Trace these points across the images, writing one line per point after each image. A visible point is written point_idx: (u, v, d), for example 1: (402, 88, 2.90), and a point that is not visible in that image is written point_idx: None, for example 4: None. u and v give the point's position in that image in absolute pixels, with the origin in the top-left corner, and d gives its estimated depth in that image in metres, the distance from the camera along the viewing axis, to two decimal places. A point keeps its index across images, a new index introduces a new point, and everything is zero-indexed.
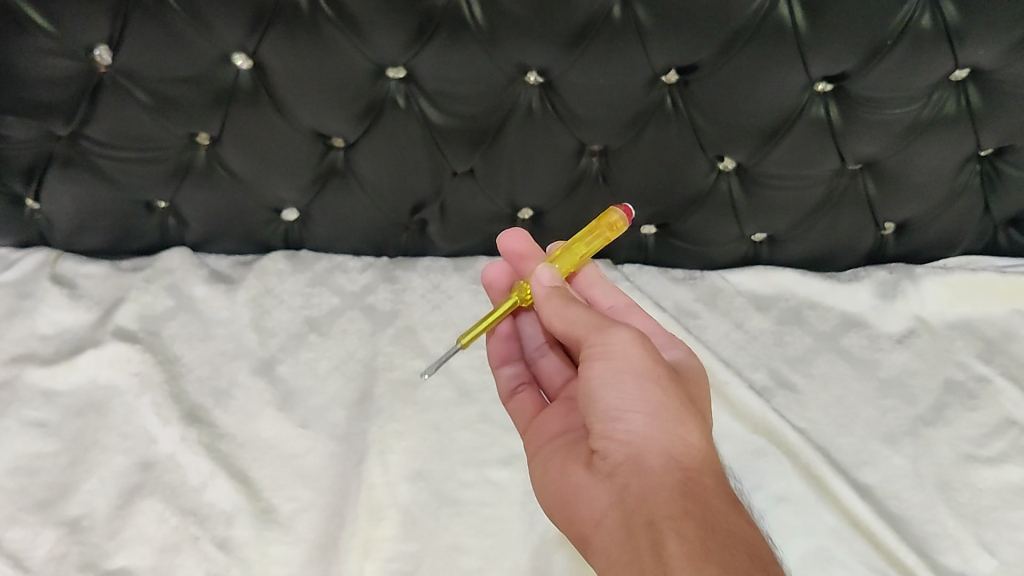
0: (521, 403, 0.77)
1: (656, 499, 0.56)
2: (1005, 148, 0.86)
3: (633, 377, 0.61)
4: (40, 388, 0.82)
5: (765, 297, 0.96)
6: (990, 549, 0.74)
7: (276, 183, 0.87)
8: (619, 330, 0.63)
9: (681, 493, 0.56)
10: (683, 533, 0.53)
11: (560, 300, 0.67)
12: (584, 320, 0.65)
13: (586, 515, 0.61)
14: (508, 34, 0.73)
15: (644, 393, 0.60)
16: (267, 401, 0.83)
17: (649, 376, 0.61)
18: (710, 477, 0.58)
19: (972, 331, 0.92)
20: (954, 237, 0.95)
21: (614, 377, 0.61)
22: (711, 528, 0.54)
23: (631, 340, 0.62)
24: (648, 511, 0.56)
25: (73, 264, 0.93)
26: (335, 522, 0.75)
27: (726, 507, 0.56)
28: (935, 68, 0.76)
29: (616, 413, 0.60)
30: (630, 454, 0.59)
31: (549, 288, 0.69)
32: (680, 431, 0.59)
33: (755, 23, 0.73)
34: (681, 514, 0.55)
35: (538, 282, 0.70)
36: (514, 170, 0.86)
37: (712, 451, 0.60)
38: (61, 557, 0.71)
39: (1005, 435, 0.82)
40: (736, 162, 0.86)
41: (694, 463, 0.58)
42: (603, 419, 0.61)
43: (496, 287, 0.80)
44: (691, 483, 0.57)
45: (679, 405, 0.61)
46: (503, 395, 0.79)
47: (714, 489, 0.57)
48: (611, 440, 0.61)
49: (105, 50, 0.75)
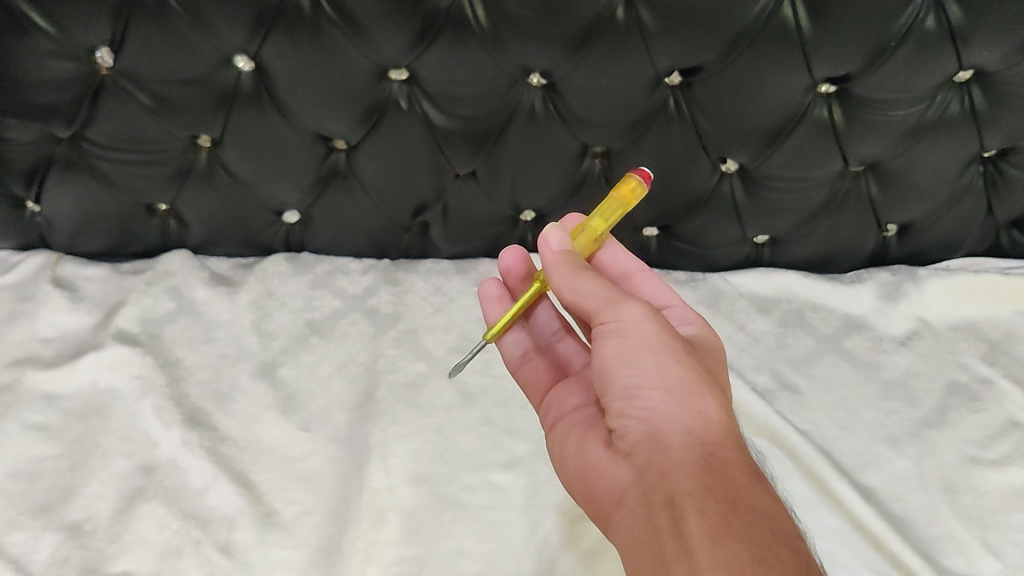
0: (535, 370, 0.76)
1: (675, 475, 0.55)
2: (1009, 150, 0.85)
3: (649, 354, 0.60)
4: (41, 391, 0.82)
5: (767, 299, 0.96)
6: (994, 551, 0.74)
7: (277, 185, 0.87)
8: (632, 305, 0.62)
9: (701, 468, 0.55)
10: (704, 509, 0.52)
11: (571, 268, 0.66)
12: (597, 293, 0.64)
13: (606, 492, 0.61)
14: (511, 36, 0.73)
15: (660, 368, 0.60)
16: (269, 404, 0.83)
17: (665, 352, 0.60)
18: (730, 450, 0.57)
19: (975, 332, 0.92)
20: (957, 239, 0.95)
21: (631, 353, 0.61)
22: (732, 502, 0.52)
23: (646, 315, 0.62)
24: (667, 488, 0.55)
25: (74, 267, 0.92)
26: (337, 526, 0.74)
27: (747, 479, 0.54)
28: (939, 68, 0.76)
29: (633, 391, 0.60)
30: (648, 431, 0.59)
31: (559, 253, 0.68)
32: (698, 405, 0.59)
33: (758, 24, 0.72)
34: (703, 490, 0.53)
35: (548, 248, 0.68)
36: (517, 172, 0.86)
37: (730, 424, 0.59)
38: (63, 561, 0.70)
39: (1009, 437, 0.82)
40: (738, 164, 0.86)
41: (712, 436, 0.57)
42: (621, 397, 0.61)
43: (513, 274, 0.78)
44: (711, 457, 0.55)
45: (696, 378, 0.60)
46: (509, 364, 0.77)
47: (735, 461, 0.56)
48: (629, 417, 0.60)
49: (106, 52, 0.75)
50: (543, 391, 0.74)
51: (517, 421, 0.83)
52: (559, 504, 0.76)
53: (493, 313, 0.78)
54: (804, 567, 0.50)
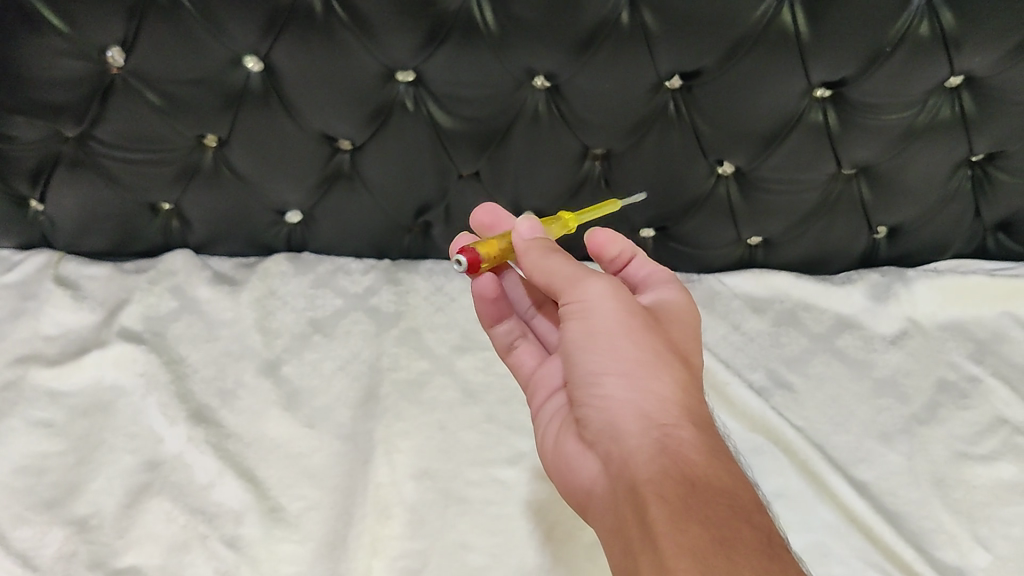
0: (485, 286, 0.72)
1: (636, 463, 0.56)
2: (997, 153, 0.88)
3: (606, 336, 0.61)
4: (46, 389, 0.82)
5: (762, 299, 0.98)
6: (985, 544, 0.76)
7: (282, 185, 0.88)
8: (594, 285, 0.63)
9: (657, 453, 0.56)
10: (663, 493, 0.53)
11: (539, 251, 0.66)
12: (563, 271, 0.64)
13: (579, 484, 0.62)
14: (518, 37, 0.75)
15: (617, 353, 0.61)
16: (273, 401, 0.84)
17: (621, 333, 0.61)
18: (687, 429, 0.58)
19: (963, 333, 0.94)
20: (945, 241, 0.98)
21: (589, 340, 0.62)
22: (690, 483, 0.54)
23: (602, 292, 0.63)
24: (629, 478, 0.56)
25: (76, 266, 0.93)
26: (342, 521, 0.75)
27: (704, 459, 0.56)
28: (930, 73, 0.79)
29: (595, 377, 0.61)
30: (609, 420, 0.60)
31: (529, 240, 0.68)
32: (656, 387, 0.59)
33: (759, 29, 0.75)
34: (660, 475, 0.54)
35: (518, 235, 0.69)
36: (519, 173, 0.87)
37: (690, 400, 0.60)
38: (70, 556, 0.70)
39: (996, 434, 0.84)
40: (735, 166, 0.88)
41: (667, 417, 0.58)
42: (585, 386, 0.62)
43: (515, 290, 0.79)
44: (667, 439, 0.57)
45: (654, 358, 0.61)
46: (501, 350, 0.76)
47: (692, 441, 0.57)
48: (592, 406, 0.61)
49: (117, 52, 0.76)
50: (516, 336, 0.76)
51: (519, 418, 0.85)
52: (560, 499, 0.78)
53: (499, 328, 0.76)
54: (764, 541, 0.51)
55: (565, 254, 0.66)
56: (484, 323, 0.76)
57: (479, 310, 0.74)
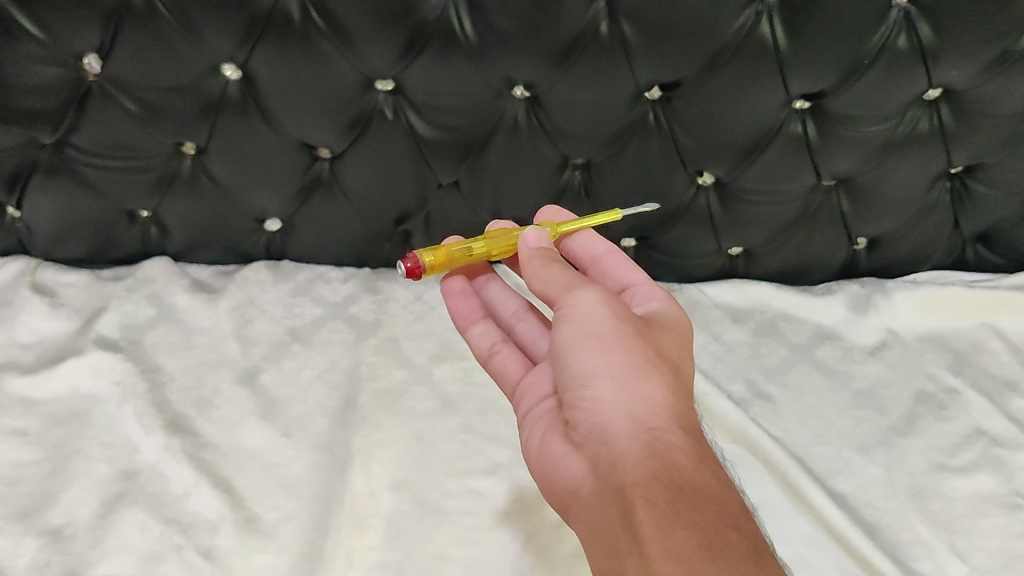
0: (452, 285, 0.79)
1: (624, 465, 0.56)
2: (975, 166, 0.89)
3: (596, 339, 0.61)
4: (20, 397, 0.81)
5: (741, 309, 0.98)
6: (962, 555, 0.76)
7: (260, 193, 0.88)
8: (586, 291, 0.63)
9: (646, 455, 0.56)
10: (651, 496, 0.53)
11: (542, 260, 0.67)
12: (560, 279, 0.65)
13: (563, 484, 0.62)
14: (496, 47, 0.75)
15: (606, 356, 0.61)
16: (250, 410, 0.83)
17: (612, 337, 0.61)
18: (676, 433, 0.58)
19: (942, 343, 0.95)
20: (924, 253, 0.99)
21: (579, 342, 0.62)
22: (677, 486, 0.54)
23: (593, 297, 0.63)
24: (617, 479, 0.56)
25: (53, 273, 0.92)
26: (318, 531, 0.74)
27: (693, 463, 0.56)
28: (908, 85, 0.79)
29: (584, 379, 0.61)
30: (597, 422, 0.60)
31: (534, 247, 0.68)
32: (645, 391, 0.59)
33: (738, 40, 0.75)
34: (649, 478, 0.54)
35: (525, 244, 0.69)
36: (499, 183, 0.87)
37: (679, 406, 0.60)
38: (42, 566, 0.69)
39: (974, 445, 0.85)
40: (714, 177, 0.88)
41: (657, 420, 0.58)
42: (573, 388, 0.62)
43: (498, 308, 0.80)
44: (656, 442, 0.57)
45: (643, 362, 0.60)
46: (481, 357, 0.76)
47: (681, 446, 0.57)
48: (580, 408, 0.61)
49: (94, 58, 0.75)
50: (495, 341, 0.76)
51: (498, 428, 0.84)
52: (537, 509, 0.77)
53: (475, 330, 0.77)
54: (751, 549, 0.51)
55: (566, 265, 0.67)
56: (460, 328, 0.78)
57: (452, 307, 0.79)
